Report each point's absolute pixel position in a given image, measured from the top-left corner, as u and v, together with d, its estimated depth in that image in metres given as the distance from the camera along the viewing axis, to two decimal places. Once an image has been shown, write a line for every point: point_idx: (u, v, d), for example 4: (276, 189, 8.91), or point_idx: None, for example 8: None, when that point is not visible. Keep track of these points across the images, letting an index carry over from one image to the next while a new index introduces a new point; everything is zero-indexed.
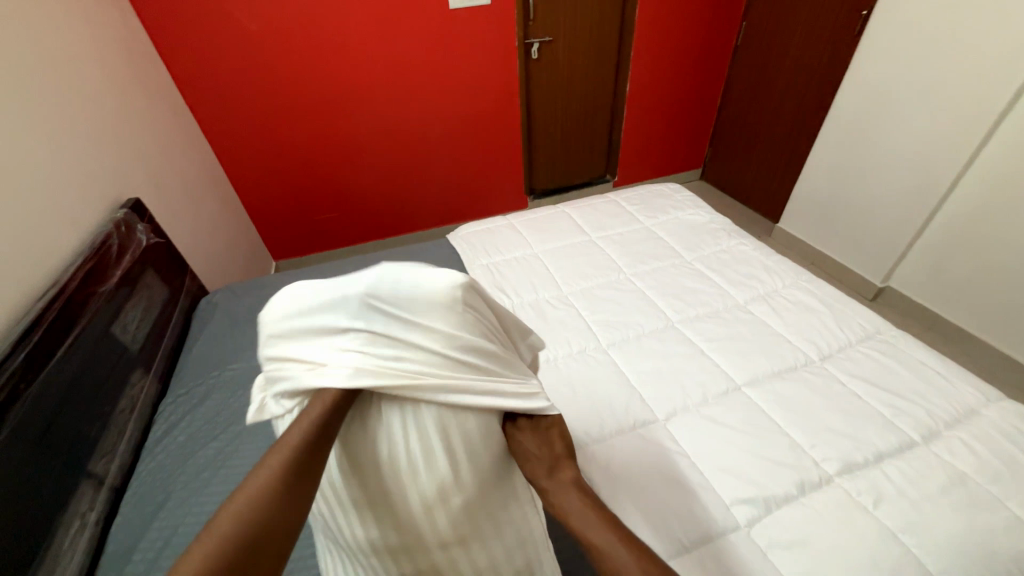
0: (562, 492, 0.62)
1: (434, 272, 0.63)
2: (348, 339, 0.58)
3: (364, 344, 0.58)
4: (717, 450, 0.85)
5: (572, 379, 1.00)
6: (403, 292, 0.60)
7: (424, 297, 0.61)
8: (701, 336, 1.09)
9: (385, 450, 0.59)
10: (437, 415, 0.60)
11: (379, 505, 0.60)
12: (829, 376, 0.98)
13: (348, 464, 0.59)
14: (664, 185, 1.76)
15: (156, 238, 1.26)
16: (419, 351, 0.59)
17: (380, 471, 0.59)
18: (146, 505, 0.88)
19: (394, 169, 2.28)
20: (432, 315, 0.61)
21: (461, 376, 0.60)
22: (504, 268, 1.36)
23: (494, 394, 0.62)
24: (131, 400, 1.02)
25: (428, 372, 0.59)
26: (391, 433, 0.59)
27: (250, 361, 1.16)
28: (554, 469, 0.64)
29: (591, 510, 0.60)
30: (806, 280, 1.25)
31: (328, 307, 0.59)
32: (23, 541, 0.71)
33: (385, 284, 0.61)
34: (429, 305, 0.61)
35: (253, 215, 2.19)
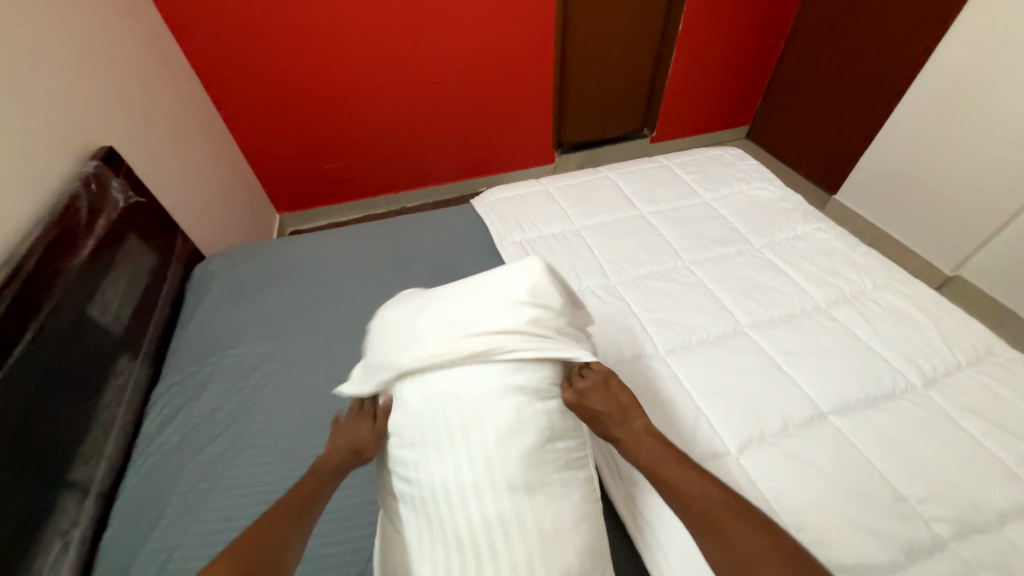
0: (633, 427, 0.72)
1: (494, 272, 0.79)
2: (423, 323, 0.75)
3: (431, 326, 0.73)
4: (804, 498, 0.71)
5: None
6: (466, 292, 0.77)
7: (478, 293, 0.76)
8: (777, 347, 0.93)
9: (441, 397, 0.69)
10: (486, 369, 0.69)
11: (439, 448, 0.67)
12: (935, 407, 0.82)
13: (419, 410, 0.69)
14: (724, 151, 1.51)
15: (137, 196, 1.08)
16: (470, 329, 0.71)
17: (439, 413, 0.68)
18: (141, 517, 0.78)
19: (410, 115, 2.02)
20: (488, 302, 0.74)
21: (508, 336, 0.70)
22: (541, 246, 1.18)
23: (532, 359, 0.70)
24: (118, 392, 0.89)
25: (486, 334, 0.70)
26: (452, 384, 0.69)
27: (253, 346, 1.02)
28: (621, 416, 0.72)
29: (664, 455, 0.68)
30: (899, 280, 1.05)
31: (414, 309, 0.78)
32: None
33: (459, 285, 0.79)
34: (487, 298, 0.75)
35: (254, 162, 1.97)
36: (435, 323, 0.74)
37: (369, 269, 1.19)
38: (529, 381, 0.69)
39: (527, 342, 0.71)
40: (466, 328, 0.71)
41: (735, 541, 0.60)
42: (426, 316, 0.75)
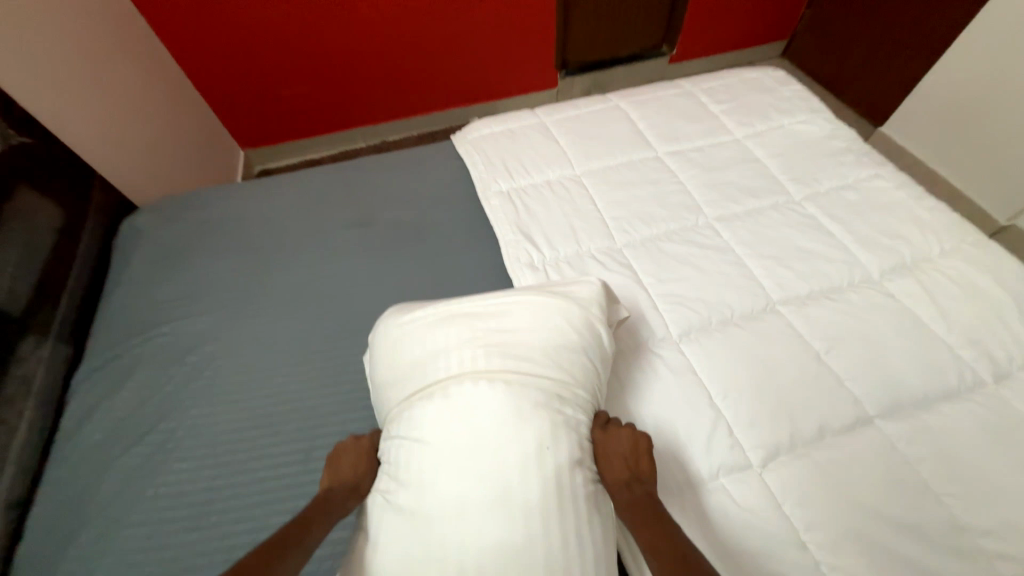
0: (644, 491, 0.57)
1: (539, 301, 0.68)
2: (432, 346, 0.65)
3: (440, 350, 0.64)
4: (839, 527, 0.59)
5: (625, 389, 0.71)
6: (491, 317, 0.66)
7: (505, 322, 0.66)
8: (815, 331, 0.75)
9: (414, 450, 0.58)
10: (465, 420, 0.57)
11: (404, 500, 0.56)
12: (1008, 411, 0.67)
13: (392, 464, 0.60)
14: (762, 71, 1.23)
15: (23, 135, 0.86)
16: (482, 355, 0.62)
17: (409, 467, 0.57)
18: (58, 533, 0.67)
19: (385, 27, 1.68)
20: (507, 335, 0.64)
21: (515, 372, 0.60)
22: (532, 197, 0.97)
23: (537, 399, 0.59)
24: (22, 382, 0.76)
25: (490, 365, 0.61)
26: (445, 415, 0.58)
27: (188, 324, 0.86)
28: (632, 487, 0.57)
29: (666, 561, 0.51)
30: (973, 244, 0.85)
31: (433, 326, 0.67)
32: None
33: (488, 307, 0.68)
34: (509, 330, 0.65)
35: (203, 88, 1.67)
36: (444, 345, 0.64)
37: (325, 225, 1.00)
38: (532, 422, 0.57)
39: (505, 387, 0.59)
40: (445, 368, 0.62)
41: None
42: (439, 336, 0.66)
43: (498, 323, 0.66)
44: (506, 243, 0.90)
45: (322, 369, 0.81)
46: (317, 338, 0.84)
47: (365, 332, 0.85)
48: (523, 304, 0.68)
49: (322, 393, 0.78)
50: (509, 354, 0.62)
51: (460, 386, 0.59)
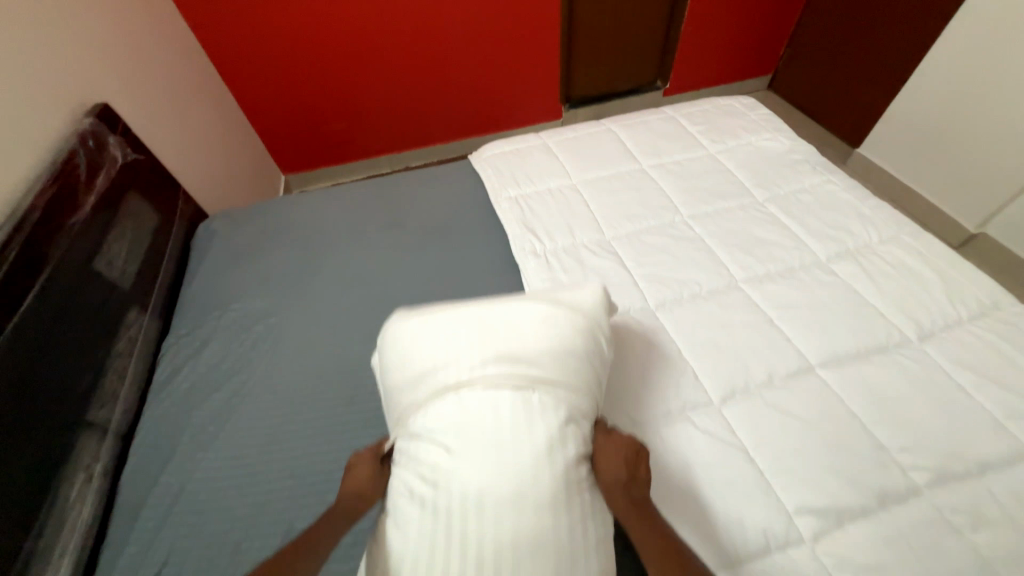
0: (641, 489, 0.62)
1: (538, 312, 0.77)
2: (445, 356, 0.71)
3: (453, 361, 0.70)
4: (784, 445, 0.72)
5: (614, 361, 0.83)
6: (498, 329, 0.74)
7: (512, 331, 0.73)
8: (770, 302, 0.91)
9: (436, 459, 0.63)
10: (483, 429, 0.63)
11: (425, 493, 0.60)
12: (929, 360, 0.80)
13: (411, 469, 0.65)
14: (734, 100, 1.43)
15: (135, 153, 1.09)
16: (493, 364, 0.69)
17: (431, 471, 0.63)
18: (155, 456, 0.83)
19: (411, 69, 1.95)
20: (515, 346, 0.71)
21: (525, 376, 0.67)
22: (536, 202, 1.16)
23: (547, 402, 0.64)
24: (128, 342, 0.95)
25: (501, 371, 0.67)
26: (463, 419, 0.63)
27: (253, 302, 1.05)
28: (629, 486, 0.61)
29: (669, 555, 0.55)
30: (909, 234, 1.01)
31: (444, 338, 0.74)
32: (16, 512, 0.67)
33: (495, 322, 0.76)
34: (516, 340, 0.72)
35: (255, 121, 1.95)
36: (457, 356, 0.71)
37: (363, 226, 1.20)
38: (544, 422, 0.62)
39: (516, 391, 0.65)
40: (459, 376, 0.68)
41: None
42: (450, 349, 0.72)
43: (497, 335, 0.73)
44: (514, 237, 1.08)
45: (362, 335, 0.98)
46: (356, 312, 1.02)
47: (396, 307, 1.03)
48: (517, 318, 0.75)
49: (362, 354, 0.95)
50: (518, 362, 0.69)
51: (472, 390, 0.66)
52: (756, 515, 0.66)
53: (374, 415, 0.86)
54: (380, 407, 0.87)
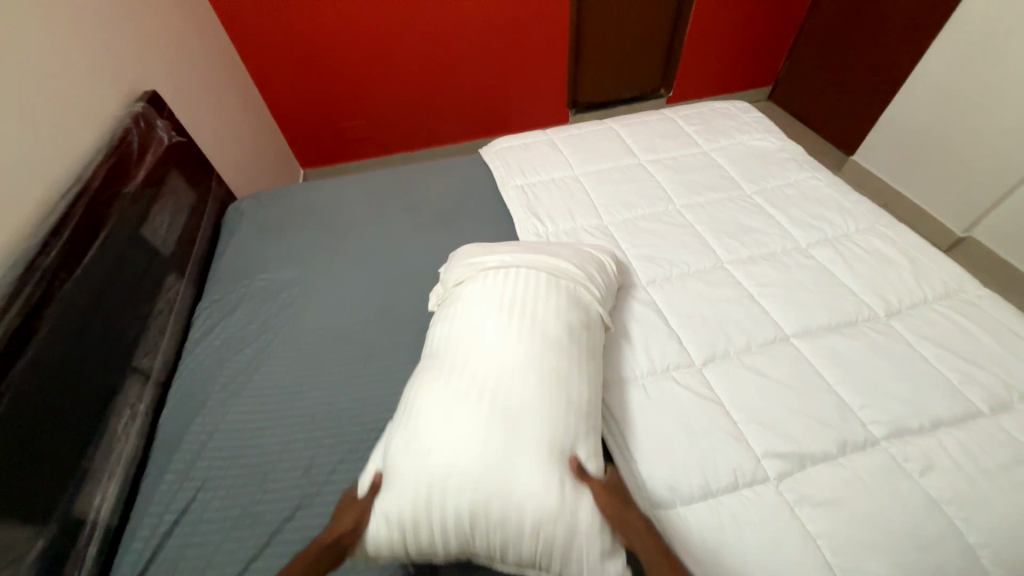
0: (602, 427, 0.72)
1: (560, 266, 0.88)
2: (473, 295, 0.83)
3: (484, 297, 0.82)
4: (756, 399, 0.80)
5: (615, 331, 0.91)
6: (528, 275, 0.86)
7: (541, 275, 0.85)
8: (753, 281, 0.99)
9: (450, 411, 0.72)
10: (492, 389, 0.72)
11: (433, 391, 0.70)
12: (893, 333, 0.88)
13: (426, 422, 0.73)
14: (729, 103, 1.53)
15: (177, 136, 1.21)
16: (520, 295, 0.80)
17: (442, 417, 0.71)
18: (189, 401, 0.92)
19: (425, 71, 2.07)
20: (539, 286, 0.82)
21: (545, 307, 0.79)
22: (540, 190, 1.25)
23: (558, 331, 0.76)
24: (167, 302, 1.05)
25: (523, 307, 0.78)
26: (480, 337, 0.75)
27: (278, 273, 1.15)
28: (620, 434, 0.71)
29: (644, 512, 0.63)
30: (884, 225, 1.09)
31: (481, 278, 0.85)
32: (76, 435, 0.76)
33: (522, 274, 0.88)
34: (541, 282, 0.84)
35: (279, 117, 2.07)
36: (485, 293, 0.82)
37: (380, 209, 1.30)
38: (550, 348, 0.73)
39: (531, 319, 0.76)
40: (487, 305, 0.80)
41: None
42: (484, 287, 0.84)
43: (505, 292, 0.80)
44: (519, 220, 1.17)
45: (377, 303, 1.07)
46: (372, 283, 1.11)
47: (408, 280, 1.12)
48: (527, 279, 0.82)
49: (376, 319, 1.04)
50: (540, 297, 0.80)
51: (482, 335, 0.74)
52: (725, 455, 0.73)
53: (387, 370, 0.95)
54: (392, 364, 0.96)
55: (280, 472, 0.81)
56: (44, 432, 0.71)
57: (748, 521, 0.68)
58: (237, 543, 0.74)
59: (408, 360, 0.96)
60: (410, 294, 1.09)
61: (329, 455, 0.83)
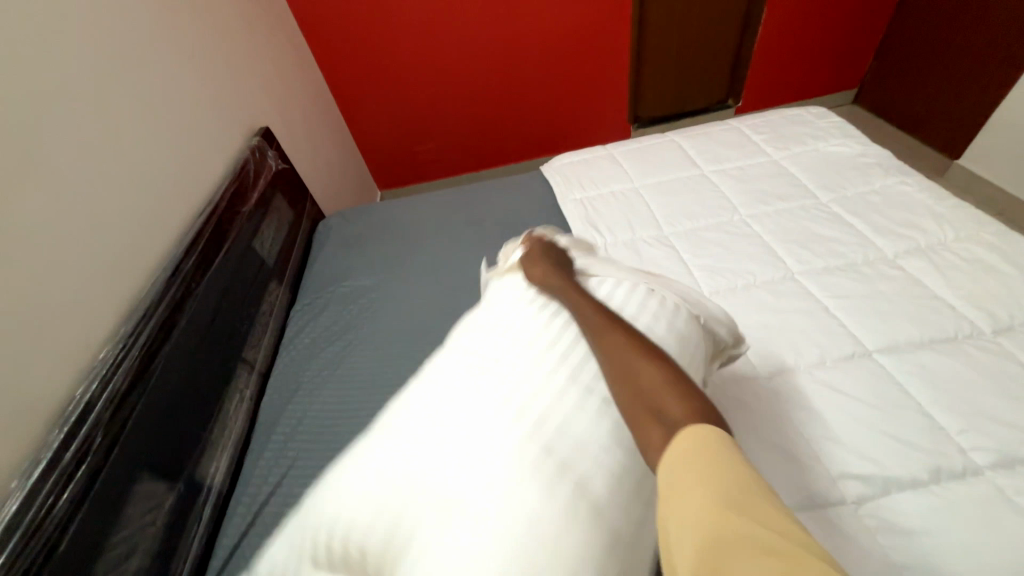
0: (537, 267, 0.72)
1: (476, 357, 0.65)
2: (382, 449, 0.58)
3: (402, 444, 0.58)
4: (830, 415, 0.75)
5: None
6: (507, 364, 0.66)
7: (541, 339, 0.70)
8: (827, 292, 0.93)
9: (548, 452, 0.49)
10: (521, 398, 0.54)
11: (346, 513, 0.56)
12: (1002, 352, 0.78)
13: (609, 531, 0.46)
14: (803, 110, 1.46)
15: (282, 164, 1.42)
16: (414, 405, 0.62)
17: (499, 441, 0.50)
18: (283, 391, 1.05)
19: (490, 96, 2.21)
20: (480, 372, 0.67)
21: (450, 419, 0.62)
22: (600, 203, 1.28)
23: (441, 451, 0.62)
24: (269, 305, 1.21)
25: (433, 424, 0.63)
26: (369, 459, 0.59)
27: (360, 280, 1.27)
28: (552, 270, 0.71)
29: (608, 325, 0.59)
30: (990, 233, 0.98)
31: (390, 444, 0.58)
32: (199, 412, 0.90)
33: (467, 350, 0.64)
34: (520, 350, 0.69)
35: (361, 146, 2.31)
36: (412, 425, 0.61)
37: (448, 223, 1.40)
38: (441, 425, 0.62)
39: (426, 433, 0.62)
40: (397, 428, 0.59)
41: (636, 373, 0.52)
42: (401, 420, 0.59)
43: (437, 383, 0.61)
44: (577, 232, 1.21)
45: (441, 308, 1.15)
46: (437, 290, 1.20)
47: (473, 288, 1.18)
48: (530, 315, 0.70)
49: (442, 323, 1.11)
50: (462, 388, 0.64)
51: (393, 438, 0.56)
52: (793, 473, 0.69)
53: None
54: None
55: None
56: (176, 407, 0.85)
57: (820, 544, 0.63)
58: None
59: None
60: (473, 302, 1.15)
61: None
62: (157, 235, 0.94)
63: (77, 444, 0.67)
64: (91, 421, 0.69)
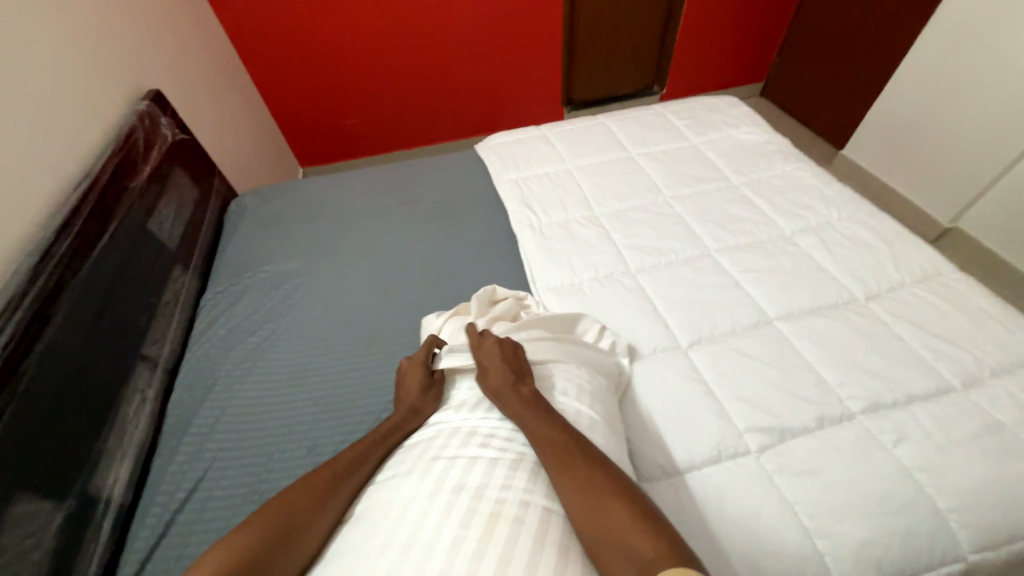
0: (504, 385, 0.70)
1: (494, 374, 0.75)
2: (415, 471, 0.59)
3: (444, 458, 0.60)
4: (739, 376, 0.83)
5: (594, 315, 0.95)
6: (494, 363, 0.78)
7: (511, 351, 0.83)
8: (738, 267, 1.03)
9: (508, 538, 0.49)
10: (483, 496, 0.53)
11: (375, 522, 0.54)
12: (873, 315, 0.91)
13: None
14: (719, 99, 1.57)
15: (180, 133, 1.25)
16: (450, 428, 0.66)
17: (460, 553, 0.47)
18: (197, 388, 0.95)
19: (422, 70, 2.11)
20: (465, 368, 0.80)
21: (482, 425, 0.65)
22: (534, 183, 1.29)
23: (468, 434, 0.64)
24: (174, 294, 1.08)
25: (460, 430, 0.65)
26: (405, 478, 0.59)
27: (281, 264, 1.17)
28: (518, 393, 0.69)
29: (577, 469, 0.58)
30: (866, 213, 1.13)
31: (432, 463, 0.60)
32: (88, 418, 0.79)
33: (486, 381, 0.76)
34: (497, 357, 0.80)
35: (278, 118, 2.11)
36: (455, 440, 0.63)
37: (380, 202, 1.33)
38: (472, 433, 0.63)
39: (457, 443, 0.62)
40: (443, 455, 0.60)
41: (608, 520, 0.52)
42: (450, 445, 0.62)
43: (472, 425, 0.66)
44: (513, 213, 1.21)
45: (376, 292, 1.10)
46: (368, 273, 1.14)
47: (407, 272, 1.14)
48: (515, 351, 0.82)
49: (375, 308, 1.07)
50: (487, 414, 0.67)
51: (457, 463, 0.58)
52: (709, 431, 0.77)
53: (386, 357, 0.98)
54: (388, 352, 0.98)
55: (284, 453, 0.85)
56: (57, 414, 0.74)
57: (732, 492, 0.71)
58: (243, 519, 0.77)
59: (408, 344, 0.99)
60: (407, 284, 1.11)
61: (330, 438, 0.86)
62: (15, 214, 0.79)
63: None
64: None
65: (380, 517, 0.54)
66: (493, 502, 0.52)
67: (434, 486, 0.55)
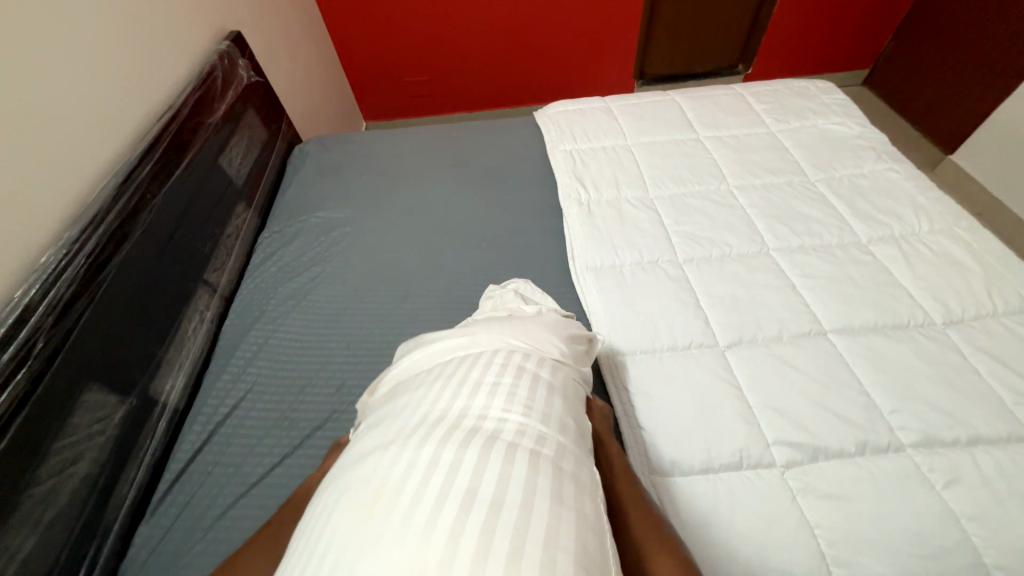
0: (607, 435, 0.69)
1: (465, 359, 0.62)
2: (396, 460, 0.49)
3: (426, 449, 0.49)
4: (778, 386, 0.78)
5: (629, 301, 0.92)
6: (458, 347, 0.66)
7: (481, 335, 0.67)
8: (797, 270, 0.94)
9: (467, 514, 0.43)
10: (451, 475, 0.46)
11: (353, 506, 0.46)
12: (947, 342, 0.81)
13: (579, 540, 0.44)
14: (810, 82, 1.40)
15: (255, 76, 1.31)
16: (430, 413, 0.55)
17: (420, 538, 0.42)
18: (247, 315, 1.04)
19: (493, 30, 2.04)
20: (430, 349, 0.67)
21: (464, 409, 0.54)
22: (589, 157, 1.24)
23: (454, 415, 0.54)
24: (235, 228, 1.16)
25: (443, 411, 0.54)
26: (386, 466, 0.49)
27: (332, 213, 1.22)
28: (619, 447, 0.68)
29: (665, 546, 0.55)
30: (964, 229, 0.99)
31: (412, 453, 0.49)
32: (153, 330, 0.88)
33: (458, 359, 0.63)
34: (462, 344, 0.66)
35: (348, 70, 2.15)
36: (440, 422, 0.53)
37: (433, 163, 1.33)
38: (454, 421, 0.53)
39: (433, 431, 0.51)
40: (423, 447, 0.50)
41: None
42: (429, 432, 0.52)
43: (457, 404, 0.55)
44: (561, 185, 1.18)
45: (417, 250, 1.12)
46: (410, 232, 1.16)
47: (448, 234, 1.15)
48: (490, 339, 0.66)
49: (414, 262, 1.09)
50: (469, 390, 0.56)
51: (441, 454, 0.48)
52: (733, 436, 0.73)
53: (416, 314, 1.00)
54: (418, 310, 1.00)
55: (315, 388, 0.90)
56: (126, 323, 0.82)
57: (745, 501, 0.67)
58: (274, 440, 0.84)
59: (439, 304, 1.01)
60: (447, 246, 1.12)
61: (359, 381, 0.91)
62: (106, 139, 0.86)
63: (16, 347, 0.64)
64: (30, 325, 0.66)
65: (350, 509, 0.46)
66: (447, 476, 0.46)
67: (387, 482, 0.47)
